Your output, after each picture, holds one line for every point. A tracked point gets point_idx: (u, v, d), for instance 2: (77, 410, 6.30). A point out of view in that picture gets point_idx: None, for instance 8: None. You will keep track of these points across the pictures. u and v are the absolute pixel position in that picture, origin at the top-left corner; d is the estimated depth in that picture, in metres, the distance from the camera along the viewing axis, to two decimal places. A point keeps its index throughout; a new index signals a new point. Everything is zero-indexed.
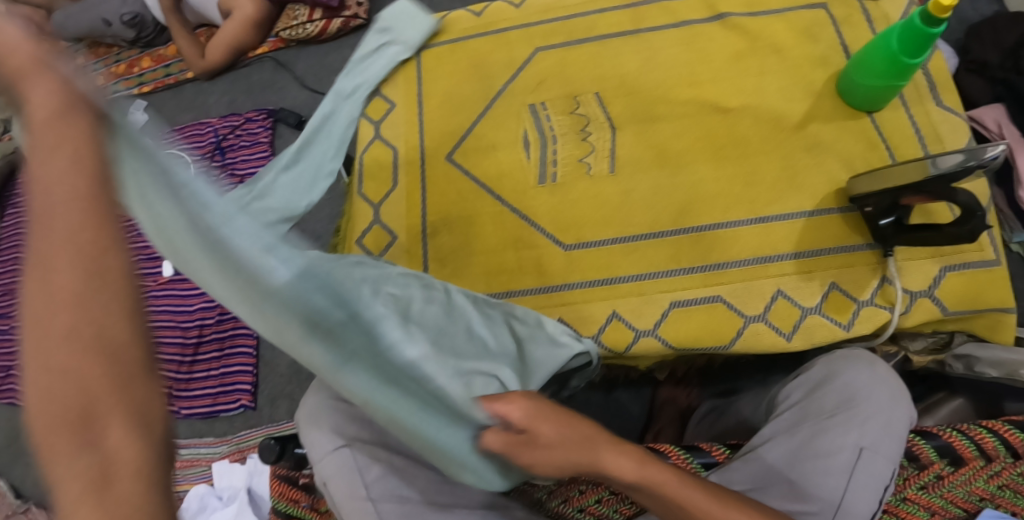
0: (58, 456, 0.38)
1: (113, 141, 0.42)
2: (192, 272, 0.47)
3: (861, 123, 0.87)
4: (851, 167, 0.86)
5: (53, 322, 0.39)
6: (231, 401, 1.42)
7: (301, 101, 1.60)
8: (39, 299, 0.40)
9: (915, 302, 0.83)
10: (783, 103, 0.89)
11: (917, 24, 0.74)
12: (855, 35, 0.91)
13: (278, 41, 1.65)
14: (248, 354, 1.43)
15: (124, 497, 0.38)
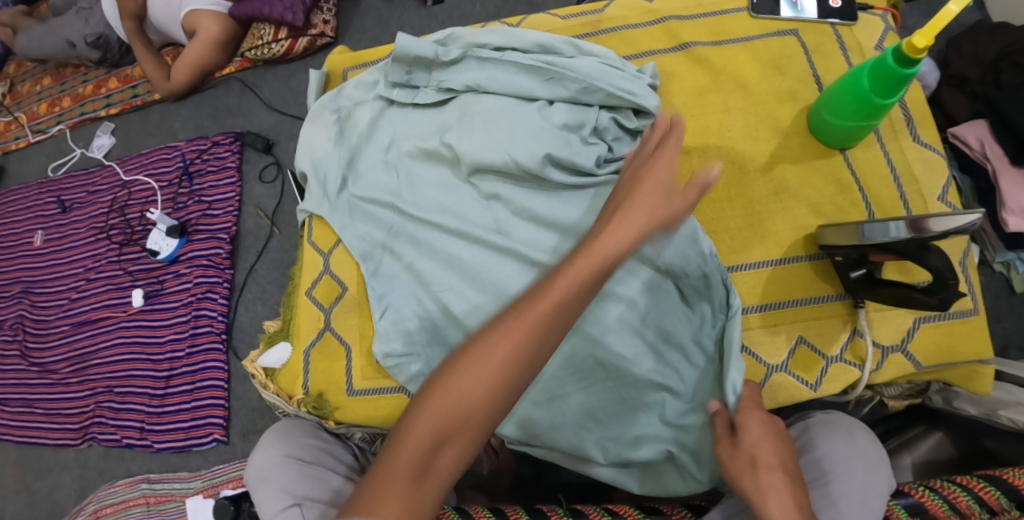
0: (415, 438, 0.60)
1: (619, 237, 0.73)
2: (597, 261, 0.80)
3: (830, 162, 0.83)
4: (819, 212, 0.82)
5: (489, 370, 0.61)
6: (203, 435, 1.38)
7: (269, 124, 1.55)
8: (507, 343, 0.61)
9: (887, 357, 0.79)
10: (748, 144, 0.85)
11: (889, 63, 0.70)
12: (827, 66, 0.87)
13: (244, 61, 1.60)
14: (219, 387, 1.39)
15: (423, 496, 0.59)
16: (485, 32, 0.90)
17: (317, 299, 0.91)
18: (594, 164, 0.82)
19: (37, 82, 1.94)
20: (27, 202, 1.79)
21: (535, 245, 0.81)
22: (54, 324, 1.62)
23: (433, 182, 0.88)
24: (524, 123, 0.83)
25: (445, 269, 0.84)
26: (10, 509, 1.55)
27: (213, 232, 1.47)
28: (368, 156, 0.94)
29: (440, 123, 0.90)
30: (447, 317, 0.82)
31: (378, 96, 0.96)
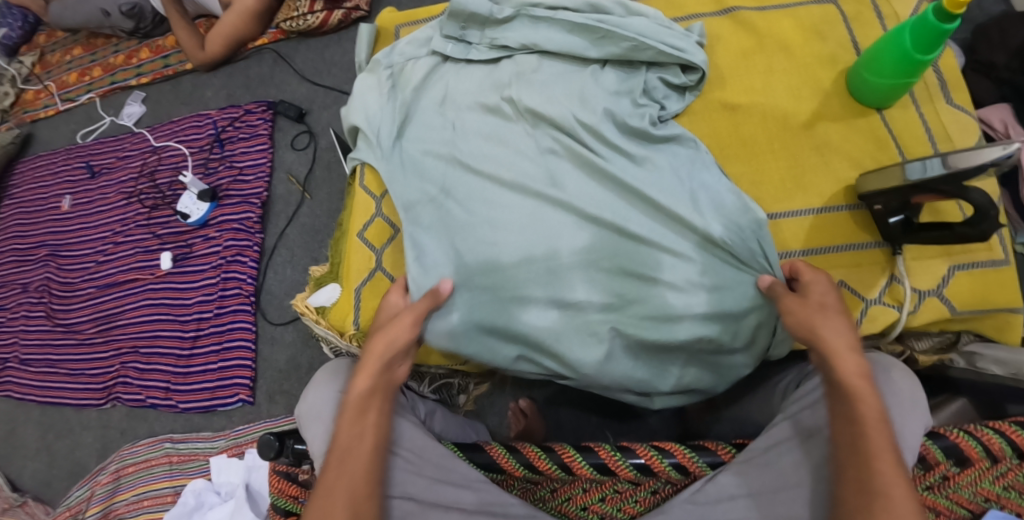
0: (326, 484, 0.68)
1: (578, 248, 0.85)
2: (639, 227, 0.85)
3: (869, 121, 0.88)
4: (858, 166, 0.87)
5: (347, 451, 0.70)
6: (230, 395, 1.40)
7: (301, 94, 1.58)
8: (352, 426, 0.72)
9: (923, 301, 0.83)
10: (791, 101, 0.90)
11: (931, 21, 0.75)
12: (865, 33, 0.92)
13: (278, 33, 1.63)
14: (247, 348, 1.41)
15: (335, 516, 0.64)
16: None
17: (368, 240, 0.95)
18: (649, 124, 0.89)
19: (67, 52, 1.97)
20: (55, 168, 1.82)
21: (586, 198, 0.87)
22: (80, 287, 1.65)
23: (489, 133, 0.93)
24: (585, 89, 0.91)
25: (501, 217, 0.88)
26: (30, 468, 1.57)
27: (243, 197, 1.50)
28: (422, 109, 0.97)
29: (498, 80, 0.96)
30: (496, 266, 0.86)
31: (432, 52, 1.00)
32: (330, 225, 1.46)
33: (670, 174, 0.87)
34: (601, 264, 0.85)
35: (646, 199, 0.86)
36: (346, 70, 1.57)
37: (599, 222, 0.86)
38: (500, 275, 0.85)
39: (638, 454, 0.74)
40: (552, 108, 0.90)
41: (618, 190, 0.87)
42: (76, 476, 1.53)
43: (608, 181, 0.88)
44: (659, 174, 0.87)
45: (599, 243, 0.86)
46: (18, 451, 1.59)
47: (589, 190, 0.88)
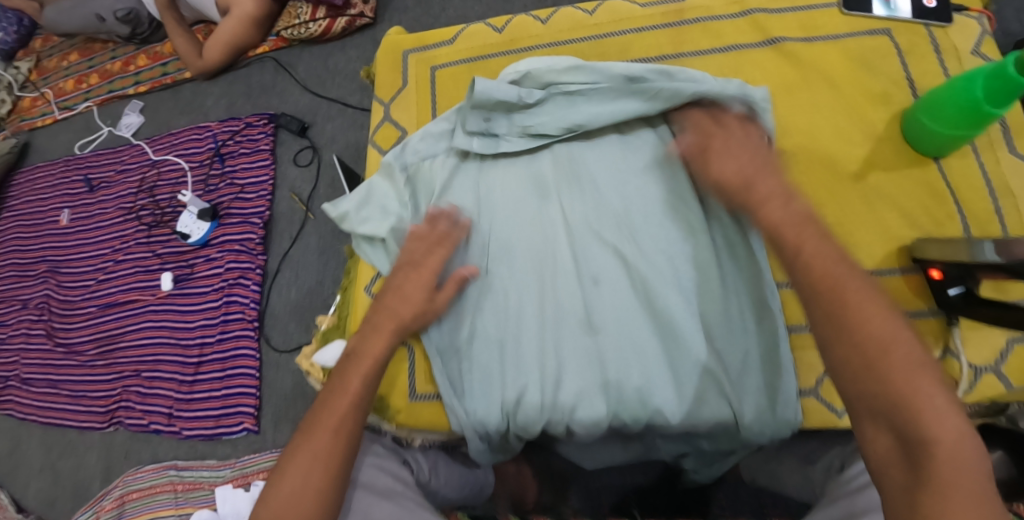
0: (340, 390, 0.72)
1: (613, 414, 0.76)
2: (670, 397, 0.75)
3: (925, 170, 0.85)
4: (912, 222, 0.84)
5: (356, 365, 0.74)
6: (235, 424, 1.35)
7: (303, 106, 1.51)
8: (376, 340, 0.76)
9: (980, 378, 0.78)
10: (840, 146, 0.88)
11: (1009, 72, 0.71)
12: (921, 68, 0.89)
13: (279, 40, 1.56)
14: (250, 375, 1.36)
15: (332, 423, 0.69)
16: (566, 69, 0.87)
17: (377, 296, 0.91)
18: (694, 263, 0.80)
19: (63, 57, 1.90)
20: (53, 180, 1.77)
21: (622, 347, 0.77)
22: (81, 305, 1.60)
23: (523, 252, 0.84)
24: (634, 200, 0.84)
25: (534, 357, 0.79)
26: (33, 489, 1.53)
27: (245, 216, 1.44)
28: (445, 217, 0.88)
29: (538, 184, 0.88)
30: (531, 417, 0.77)
31: (451, 149, 0.92)
32: (335, 246, 1.40)
33: (717, 329, 0.77)
34: (646, 418, 0.76)
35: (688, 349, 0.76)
36: (352, 78, 1.50)
37: (642, 366, 0.76)
38: (529, 430, 0.78)
39: None
40: (603, 233, 0.83)
41: (664, 328, 0.77)
42: (80, 497, 1.49)
43: (654, 323, 0.78)
44: (709, 311, 0.77)
45: (631, 404, 0.76)
46: (21, 470, 1.56)
47: (634, 327, 0.78)
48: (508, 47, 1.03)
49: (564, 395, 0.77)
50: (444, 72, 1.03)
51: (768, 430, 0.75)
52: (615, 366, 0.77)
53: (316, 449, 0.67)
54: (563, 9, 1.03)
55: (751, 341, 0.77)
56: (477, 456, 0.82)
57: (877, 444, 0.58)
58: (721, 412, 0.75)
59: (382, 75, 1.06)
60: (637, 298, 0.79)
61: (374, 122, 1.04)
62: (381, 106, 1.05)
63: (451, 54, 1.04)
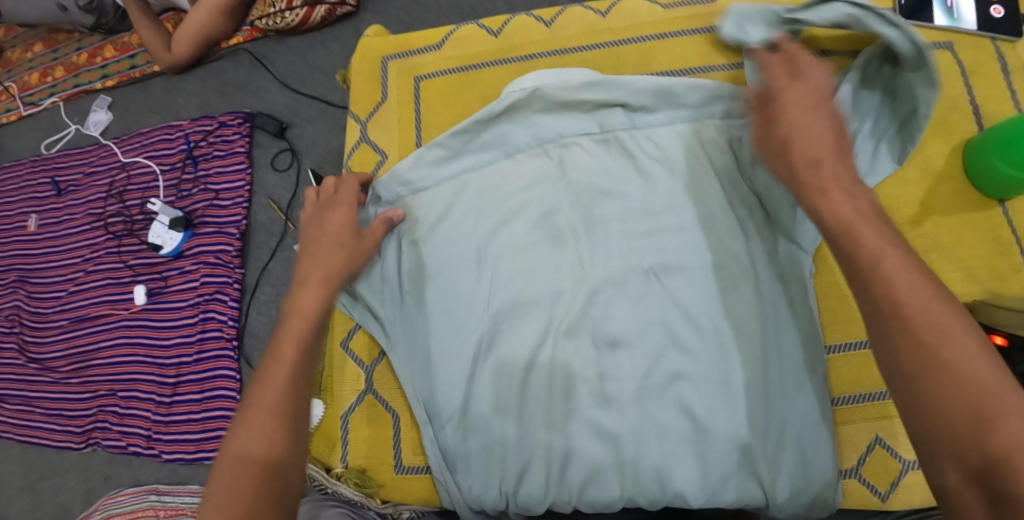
0: (280, 358, 0.66)
1: (628, 493, 0.71)
2: (690, 477, 0.70)
3: (987, 215, 0.77)
4: (972, 277, 0.76)
5: (291, 327, 0.68)
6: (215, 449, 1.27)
7: (282, 104, 1.40)
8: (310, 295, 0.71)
9: None
10: (893, 187, 0.79)
11: None
12: (986, 91, 0.80)
13: (254, 31, 1.44)
14: (231, 398, 1.27)
15: (265, 400, 0.63)
16: (581, 86, 0.80)
17: (355, 351, 0.86)
18: (721, 320, 0.72)
19: (27, 49, 1.75)
20: (19, 182, 1.65)
21: (638, 419, 0.71)
22: (52, 318, 1.50)
23: (528, 304, 0.76)
24: (655, 247, 0.76)
25: (544, 431, 0.73)
26: (11, 511, 1.46)
27: (220, 225, 1.34)
28: (442, 259, 0.81)
29: (546, 226, 0.79)
30: (536, 492, 0.73)
31: (450, 179, 0.84)
32: None
33: (747, 399, 0.69)
34: (665, 502, 0.71)
35: (712, 421, 0.70)
36: (332, 75, 1.38)
37: (662, 442, 0.70)
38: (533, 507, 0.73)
39: None
40: (620, 282, 0.75)
41: (688, 404, 0.70)
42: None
43: (677, 390, 0.71)
44: (746, 385, 0.70)
45: (646, 484, 0.70)
46: None
47: (657, 400, 0.71)
48: (506, 54, 0.92)
49: (575, 471, 0.72)
50: (430, 83, 0.93)
51: (801, 513, 0.69)
52: (632, 441, 0.71)
53: (249, 428, 0.62)
54: (570, 9, 0.92)
55: (791, 412, 0.70)
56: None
57: (948, 480, 0.52)
58: (745, 490, 0.69)
59: (360, 86, 0.97)
60: (658, 359, 0.72)
61: (349, 144, 0.95)
62: (357, 124, 0.95)
63: (440, 62, 0.93)
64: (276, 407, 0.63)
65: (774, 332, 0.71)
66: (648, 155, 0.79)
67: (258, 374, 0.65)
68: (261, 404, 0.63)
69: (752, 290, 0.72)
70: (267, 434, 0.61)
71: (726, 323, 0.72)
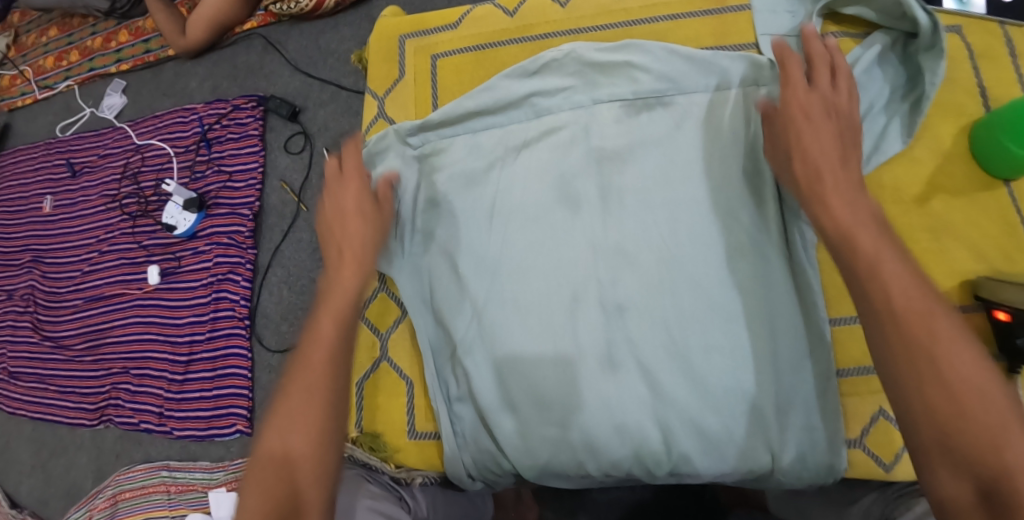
0: (320, 337, 0.68)
1: (633, 457, 0.72)
2: (694, 442, 0.71)
3: (995, 196, 0.78)
4: (980, 257, 0.77)
5: (331, 304, 0.70)
6: (226, 426, 1.29)
7: (295, 88, 1.42)
8: (349, 271, 0.72)
9: None
10: (903, 166, 0.80)
11: None
12: (994, 75, 0.81)
13: (268, 16, 1.45)
14: (243, 376, 1.30)
15: (305, 381, 0.65)
16: (614, 48, 0.82)
17: (371, 321, 0.89)
18: (732, 288, 0.72)
19: (42, 33, 1.77)
20: (34, 164, 1.68)
21: (645, 383, 0.72)
22: (66, 298, 1.53)
23: (541, 269, 0.77)
24: (672, 215, 0.75)
25: (550, 393, 0.74)
26: (27, 485, 1.49)
27: (234, 206, 1.36)
28: (452, 218, 0.82)
29: (563, 193, 0.79)
30: (539, 450, 0.74)
31: (473, 141, 0.85)
32: None
33: (760, 367, 0.70)
34: (669, 466, 0.72)
35: (721, 388, 0.71)
36: (344, 59, 1.39)
37: (673, 411, 0.71)
38: (534, 466, 0.75)
39: None
40: (633, 247, 0.75)
41: (696, 372, 0.71)
42: (74, 496, 1.45)
43: (685, 358, 0.72)
44: (756, 353, 0.71)
45: (645, 447, 0.71)
46: (14, 465, 1.52)
47: (666, 368, 0.72)
48: (521, 35, 0.93)
49: (582, 436, 0.72)
50: (446, 61, 0.95)
51: (804, 476, 0.71)
52: (638, 405, 0.72)
53: (287, 409, 0.64)
54: None
55: (795, 383, 0.71)
56: (467, 483, 0.80)
57: (948, 493, 0.54)
58: (746, 455, 0.70)
59: (377, 63, 0.98)
60: (668, 325, 0.73)
61: (366, 119, 0.96)
62: (375, 99, 0.97)
63: (456, 41, 0.95)
64: (316, 385, 0.65)
65: (781, 296, 0.72)
66: (677, 121, 0.79)
67: (302, 352, 0.67)
68: (298, 384, 0.65)
69: (755, 258, 0.73)
70: (304, 416, 0.63)
71: (735, 290, 0.72)
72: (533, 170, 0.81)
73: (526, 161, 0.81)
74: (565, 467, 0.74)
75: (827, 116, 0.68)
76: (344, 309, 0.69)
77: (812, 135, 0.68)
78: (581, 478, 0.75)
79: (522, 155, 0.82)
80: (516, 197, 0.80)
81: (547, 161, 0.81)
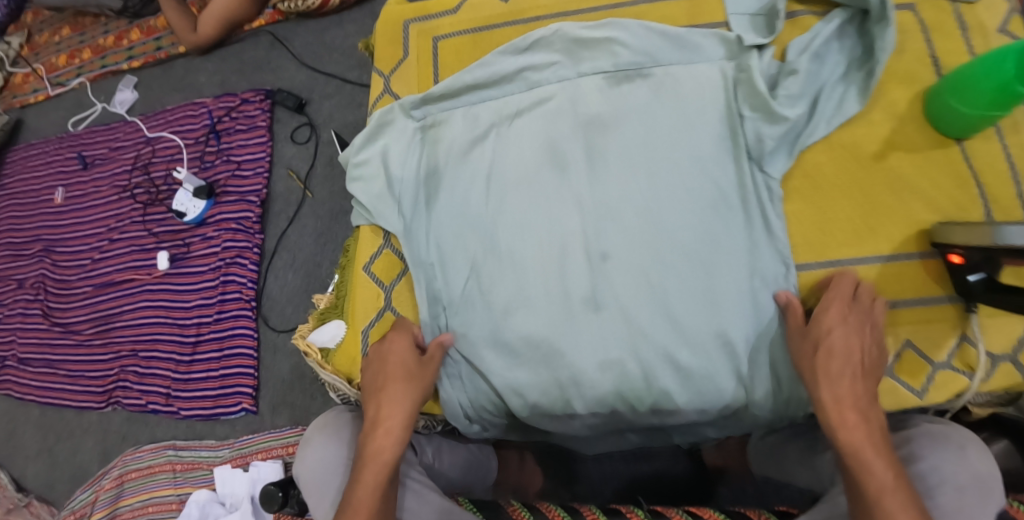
0: (359, 502, 0.69)
1: (616, 392, 0.77)
2: (673, 376, 0.76)
3: (948, 153, 0.81)
4: (936, 209, 0.80)
5: (368, 474, 0.71)
6: (232, 404, 1.34)
7: (300, 82, 1.48)
8: (388, 440, 0.73)
9: (997, 367, 0.76)
10: (859, 128, 0.83)
11: None
12: (946, 46, 0.85)
13: (276, 14, 1.52)
14: (248, 356, 1.35)
15: None
16: (596, 26, 0.89)
17: (376, 274, 0.91)
18: (708, 238, 0.78)
19: (55, 32, 1.83)
20: (46, 158, 1.73)
21: (626, 324, 0.78)
22: (76, 285, 1.58)
23: (531, 224, 0.83)
24: (653, 173, 0.81)
25: (538, 336, 0.79)
26: (32, 470, 1.52)
27: (242, 194, 1.42)
28: (449, 180, 0.88)
29: (551, 155, 0.85)
30: (528, 388, 0.79)
31: (467, 111, 0.92)
32: (334, 229, 1.38)
33: (737, 308, 0.76)
34: (652, 400, 0.77)
35: (698, 328, 0.76)
36: (350, 54, 1.46)
37: (654, 349, 0.76)
38: (524, 404, 0.80)
39: None
40: (616, 201, 0.81)
41: (674, 313, 0.77)
42: (79, 479, 1.48)
43: (665, 301, 0.77)
44: (728, 297, 0.76)
45: (627, 382, 0.77)
46: (19, 451, 1.54)
47: (646, 310, 0.77)
48: (513, 18, 0.99)
49: (569, 375, 0.78)
50: (447, 43, 1.01)
51: (777, 409, 0.76)
52: (621, 344, 0.77)
53: None
54: None
55: (766, 324, 0.76)
56: (463, 425, 0.85)
57: None
58: (722, 387, 0.76)
59: (383, 43, 1.04)
60: (648, 271, 0.78)
61: (374, 96, 1.03)
62: (381, 78, 1.03)
63: (456, 23, 1.01)
64: None
65: (753, 244, 0.78)
66: (656, 89, 0.85)
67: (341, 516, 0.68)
68: None
69: (728, 210, 0.79)
70: None
71: (712, 238, 0.78)
72: (523, 135, 0.87)
73: (519, 128, 0.88)
74: (553, 404, 0.79)
75: (857, 334, 0.70)
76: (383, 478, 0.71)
77: (844, 345, 0.69)
78: (568, 416, 0.80)
79: (514, 122, 0.88)
80: (509, 160, 0.86)
81: (537, 127, 0.87)
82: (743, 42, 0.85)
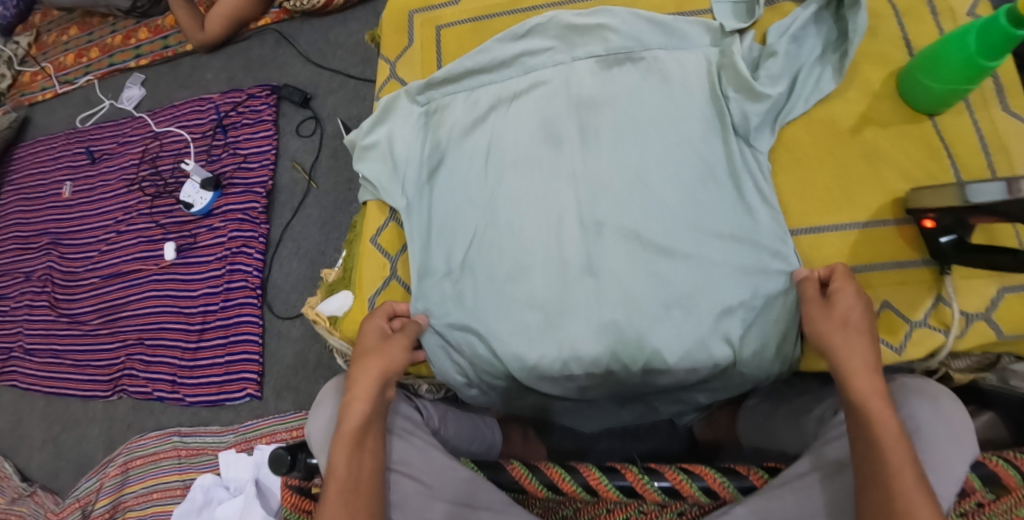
0: (341, 467, 0.69)
1: (610, 353, 0.81)
2: (665, 337, 0.80)
3: (920, 127, 0.86)
4: (910, 178, 0.84)
5: (345, 441, 0.70)
6: (237, 390, 1.37)
7: (305, 78, 1.53)
8: (360, 406, 0.73)
9: (971, 325, 0.80)
10: (837, 104, 0.88)
11: (1002, 24, 0.73)
12: (917, 29, 0.90)
13: (281, 13, 1.56)
14: (254, 342, 1.38)
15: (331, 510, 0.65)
16: (588, 14, 0.94)
17: (383, 246, 0.95)
18: (695, 208, 0.83)
19: (62, 32, 1.87)
20: (54, 154, 1.77)
21: (618, 288, 0.82)
22: (83, 276, 1.61)
23: (528, 197, 0.87)
24: (643, 147, 0.86)
25: (534, 300, 0.83)
26: (37, 459, 1.54)
27: (248, 185, 1.46)
28: (451, 158, 0.93)
29: (546, 133, 0.90)
30: (526, 351, 0.82)
31: (468, 94, 0.96)
32: (337, 218, 1.42)
33: (723, 274, 0.81)
34: (644, 361, 0.80)
35: (686, 291, 0.80)
36: (353, 51, 1.51)
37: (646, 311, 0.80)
38: (521, 367, 0.83)
39: (666, 476, 0.69)
40: (607, 175, 0.85)
41: (665, 278, 0.81)
42: (84, 467, 1.50)
43: (656, 267, 0.81)
44: (715, 263, 0.81)
45: (620, 343, 0.81)
46: (25, 441, 1.56)
47: (637, 275, 0.81)
48: (510, 7, 1.04)
49: (564, 337, 0.82)
50: (449, 31, 1.06)
51: (764, 367, 0.81)
52: (613, 308, 0.81)
53: None
54: None
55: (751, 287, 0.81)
56: (465, 389, 0.89)
57: None
58: (711, 348, 0.79)
59: (389, 32, 1.09)
60: (639, 238, 0.82)
61: (380, 80, 1.08)
62: (387, 64, 1.08)
63: (456, 13, 1.06)
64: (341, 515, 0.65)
65: (738, 214, 0.83)
66: (644, 71, 0.90)
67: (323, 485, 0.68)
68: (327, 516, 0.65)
69: (714, 182, 0.84)
70: None
71: (699, 208, 0.83)
72: (520, 115, 0.92)
73: (517, 109, 0.92)
74: (548, 366, 0.82)
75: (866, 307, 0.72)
76: (363, 441, 0.71)
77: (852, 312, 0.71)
78: (564, 378, 0.83)
79: (512, 103, 0.93)
80: (506, 137, 0.91)
81: (534, 107, 0.92)
82: (725, 29, 0.91)
